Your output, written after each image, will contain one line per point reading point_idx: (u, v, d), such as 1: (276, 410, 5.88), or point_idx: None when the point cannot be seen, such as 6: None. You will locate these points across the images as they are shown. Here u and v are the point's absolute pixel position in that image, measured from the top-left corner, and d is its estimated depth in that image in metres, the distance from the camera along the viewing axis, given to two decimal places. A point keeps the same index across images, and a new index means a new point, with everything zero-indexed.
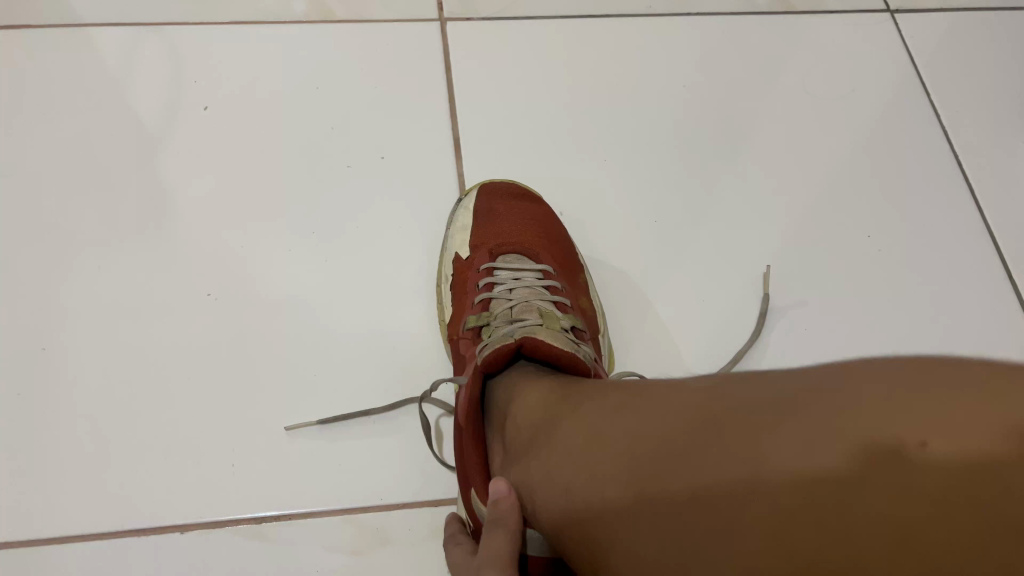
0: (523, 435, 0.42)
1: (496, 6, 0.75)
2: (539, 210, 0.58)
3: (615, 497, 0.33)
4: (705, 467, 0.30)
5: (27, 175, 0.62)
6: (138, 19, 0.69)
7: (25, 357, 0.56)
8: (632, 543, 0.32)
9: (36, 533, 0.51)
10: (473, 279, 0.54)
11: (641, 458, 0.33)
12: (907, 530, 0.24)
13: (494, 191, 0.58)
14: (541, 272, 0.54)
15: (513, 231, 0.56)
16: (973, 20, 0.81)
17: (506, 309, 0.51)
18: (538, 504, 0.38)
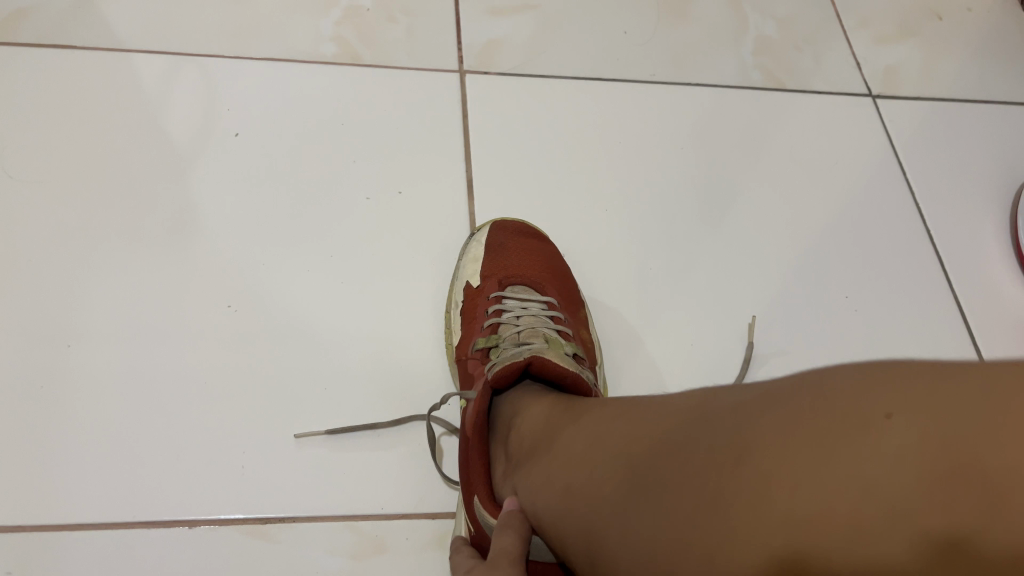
0: (525, 443, 0.46)
1: (511, 63, 0.81)
2: (544, 247, 0.63)
3: (609, 494, 0.37)
4: (692, 459, 0.33)
5: (63, 183, 0.66)
6: (179, 50, 0.74)
7: (53, 352, 0.59)
8: (630, 526, 0.35)
9: (50, 519, 0.53)
10: (483, 305, 0.58)
11: (639, 456, 0.37)
12: (871, 488, 0.26)
13: (506, 228, 0.63)
14: (546, 302, 0.58)
15: (520, 264, 0.60)
16: (951, 109, 0.88)
17: (514, 333, 0.55)
18: (541, 500, 0.42)
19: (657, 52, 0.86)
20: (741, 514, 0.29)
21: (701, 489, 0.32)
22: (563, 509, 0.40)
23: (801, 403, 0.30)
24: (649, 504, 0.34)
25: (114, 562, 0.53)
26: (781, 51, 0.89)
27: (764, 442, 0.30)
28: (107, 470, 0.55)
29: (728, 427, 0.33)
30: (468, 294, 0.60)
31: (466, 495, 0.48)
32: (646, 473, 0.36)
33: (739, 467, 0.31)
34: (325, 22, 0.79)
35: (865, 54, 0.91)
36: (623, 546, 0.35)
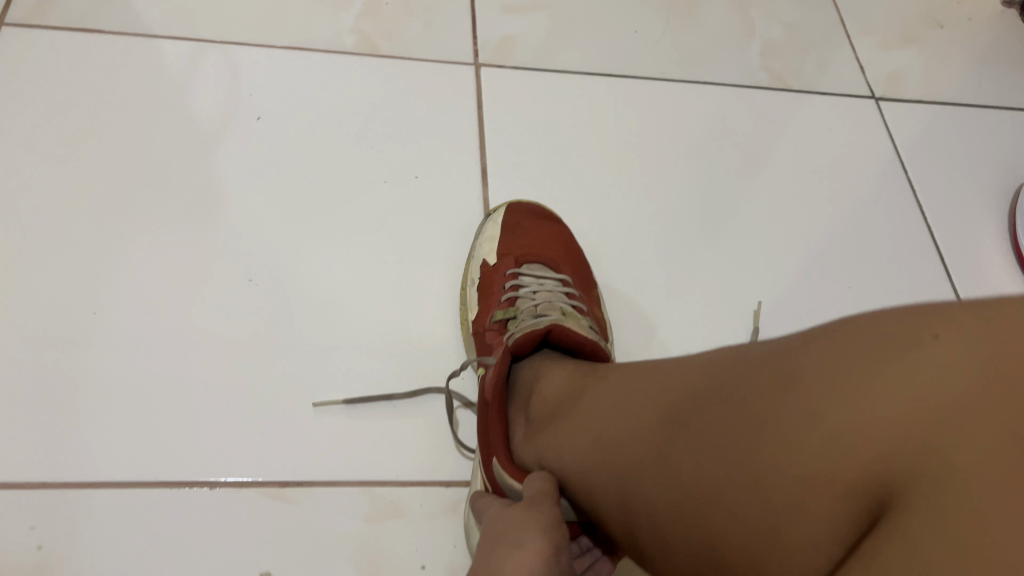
0: (553, 404, 0.48)
1: (525, 57, 0.84)
2: (558, 230, 0.65)
3: (640, 437, 0.38)
4: (727, 396, 0.35)
5: (90, 160, 0.68)
6: (203, 37, 0.76)
7: (81, 319, 0.60)
8: (670, 463, 0.36)
9: (75, 477, 0.54)
10: (499, 281, 0.60)
11: (676, 400, 0.38)
12: (926, 402, 0.27)
13: (521, 210, 0.65)
14: (561, 280, 0.60)
15: (537, 242, 0.63)
16: (951, 114, 0.91)
17: (531, 305, 0.57)
18: (574, 453, 0.42)
19: (666, 52, 0.88)
20: (785, 439, 0.31)
21: (739, 421, 0.33)
22: (591, 457, 0.41)
23: (840, 333, 0.32)
24: (684, 440, 0.35)
25: (137, 520, 0.54)
26: (787, 54, 0.92)
27: (807, 369, 0.31)
28: (131, 434, 0.57)
29: (764, 364, 0.34)
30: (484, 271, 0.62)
31: (484, 459, 0.49)
32: (678, 414, 0.37)
33: (785, 397, 0.32)
34: (345, 14, 0.81)
35: (868, 59, 0.93)
36: (655, 483, 0.36)
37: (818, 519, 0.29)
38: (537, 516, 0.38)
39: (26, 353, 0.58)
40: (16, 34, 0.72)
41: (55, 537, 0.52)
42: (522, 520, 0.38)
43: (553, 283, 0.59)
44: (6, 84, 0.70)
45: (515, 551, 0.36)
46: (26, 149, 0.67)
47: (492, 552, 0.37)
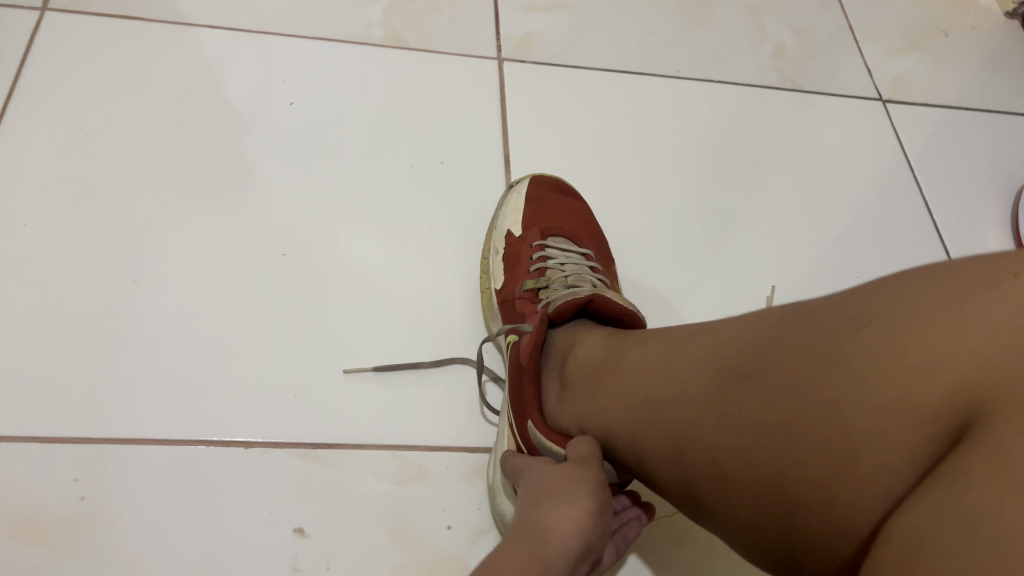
0: (590, 367, 0.50)
1: (546, 54, 0.87)
2: (578, 208, 0.69)
3: (691, 388, 0.40)
4: (790, 342, 0.36)
5: (130, 138, 0.70)
6: (237, 26, 0.79)
7: (123, 288, 0.63)
8: (736, 407, 0.37)
9: (115, 433, 0.57)
10: (527, 252, 0.63)
11: (734, 351, 0.39)
12: (1012, 335, 0.29)
13: (543, 184, 0.69)
14: (584, 253, 0.64)
15: (560, 218, 0.67)
16: (955, 117, 0.94)
17: (563, 277, 0.60)
18: (629, 409, 0.44)
19: (681, 53, 0.92)
20: (856, 376, 0.32)
21: (806, 363, 0.35)
22: (640, 411, 0.43)
23: (909, 280, 0.33)
24: (742, 387, 0.37)
25: (177, 475, 0.56)
26: (797, 58, 0.95)
27: (879, 312, 0.33)
28: (170, 394, 0.59)
29: (827, 310, 0.36)
30: (509, 242, 0.66)
31: (518, 419, 0.52)
32: (733, 363, 0.39)
33: (857, 339, 0.33)
34: (373, 8, 0.84)
35: (876, 63, 0.97)
36: (713, 429, 0.38)
37: (892, 450, 0.30)
38: (590, 479, 0.40)
39: (70, 318, 0.61)
40: (59, 20, 0.75)
41: (99, 489, 0.55)
42: (573, 479, 0.40)
43: (581, 258, 0.63)
44: (49, 66, 0.73)
45: (566, 504, 0.38)
46: (69, 127, 0.70)
47: (541, 503, 0.38)
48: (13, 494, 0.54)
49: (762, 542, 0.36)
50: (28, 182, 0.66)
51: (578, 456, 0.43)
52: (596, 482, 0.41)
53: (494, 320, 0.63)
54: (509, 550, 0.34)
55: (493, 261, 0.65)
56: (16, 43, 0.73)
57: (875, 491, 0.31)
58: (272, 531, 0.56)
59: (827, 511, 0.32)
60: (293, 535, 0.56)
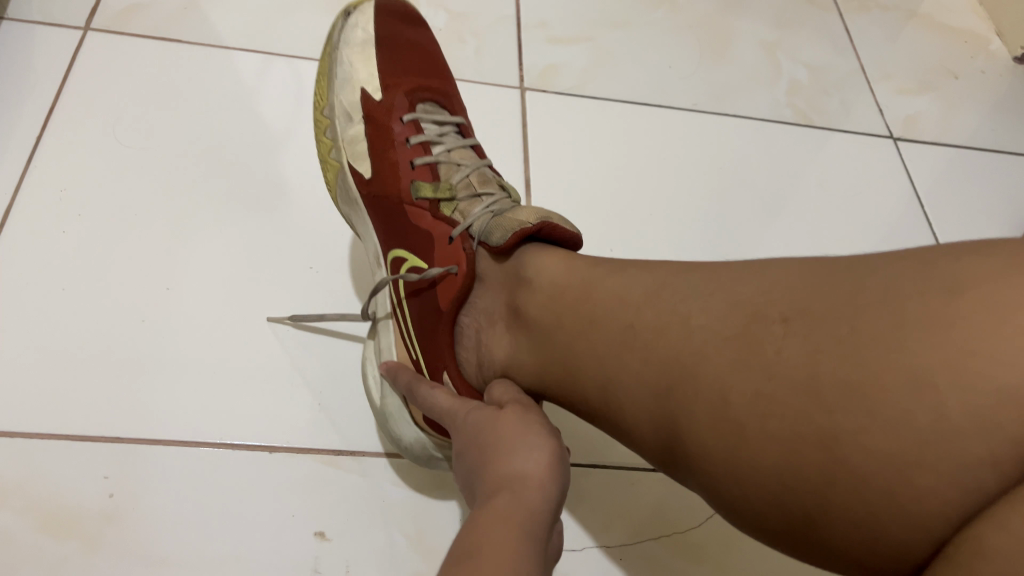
0: (553, 292, 0.46)
1: (567, 85, 0.90)
2: (431, 71, 0.66)
3: (709, 330, 0.37)
4: (858, 294, 0.34)
5: (166, 151, 0.73)
6: (272, 49, 0.83)
7: (155, 294, 0.65)
8: (775, 354, 0.34)
9: (144, 433, 0.59)
10: (401, 131, 0.60)
11: (767, 296, 0.36)
12: None
13: (397, 48, 0.65)
14: (455, 125, 0.62)
15: (421, 85, 0.63)
16: (965, 156, 0.96)
17: (463, 179, 0.58)
18: (625, 351, 0.41)
19: (698, 87, 0.95)
20: (958, 350, 0.30)
21: (886, 322, 0.32)
22: (637, 349, 0.40)
23: (997, 256, 0.32)
24: (783, 333, 0.34)
25: (202, 475, 0.58)
26: (811, 94, 0.98)
27: (976, 282, 0.31)
28: (197, 397, 0.61)
29: (891, 271, 0.34)
30: (369, 107, 0.61)
31: (432, 360, 0.53)
32: (776, 307, 0.36)
33: (940, 308, 0.31)
34: None
35: (887, 102, 0.99)
36: (744, 373, 0.35)
37: (996, 436, 0.28)
38: (538, 420, 0.38)
39: (104, 322, 0.63)
40: (100, 38, 0.78)
41: (126, 488, 0.57)
42: (522, 421, 0.38)
43: (465, 143, 0.61)
44: (89, 82, 0.76)
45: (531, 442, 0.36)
46: (107, 139, 0.73)
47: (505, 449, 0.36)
48: (45, 489, 0.56)
49: (761, 500, 0.33)
50: (65, 192, 0.69)
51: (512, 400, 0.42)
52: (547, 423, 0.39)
53: (358, 204, 0.63)
54: (500, 507, 0.32)
55: (354, 132, 0.62)
56: (59, 61, 0.76)
57: (960, 475, 0.29)
58: (294, 533, 0.58)
59: (888, 484, 0.29)
60: (314, 538, 0.58)
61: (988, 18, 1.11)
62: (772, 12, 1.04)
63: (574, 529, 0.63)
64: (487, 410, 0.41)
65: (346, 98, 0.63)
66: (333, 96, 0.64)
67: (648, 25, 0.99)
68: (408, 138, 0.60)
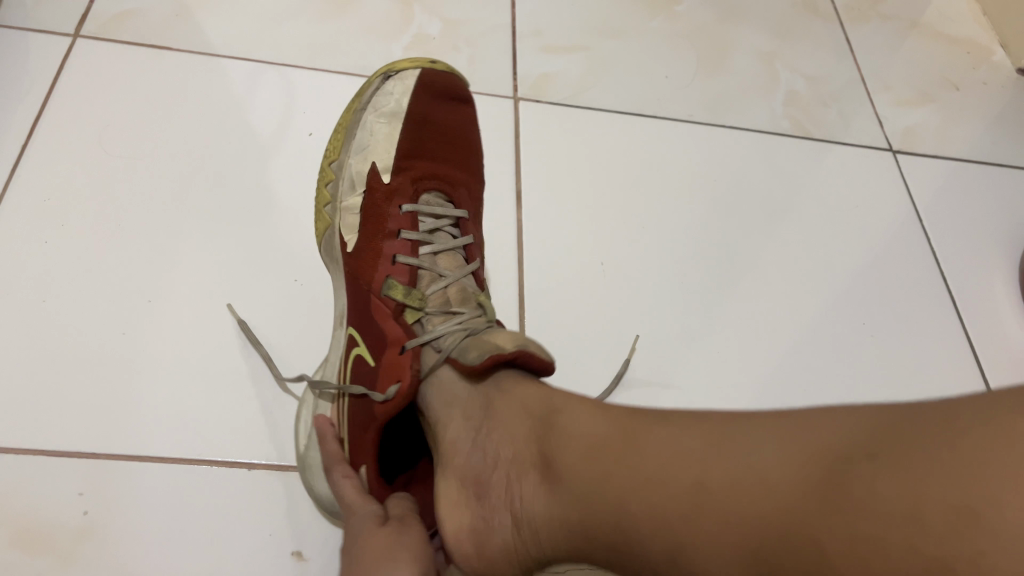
0: (588, 440, 0.40)
1: (561, 95, 0.89)
2: (453, 152, 0.66)
3: (789, 482, 0.32)
4: (952, 425, 0.31)
5: (152, 160, 0.72)
6: (263, 57, 0.82)
7: (137, 306, 0.65)
8: (872, 502, 0.30)
9: (121, 449, 0.58)
10: (395, 220, 0.60)
11: (847, 446, 0.32)
12: None
13: (425, 123, 0.65)
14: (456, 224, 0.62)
15: (433, 171, 0.63)
16: (964, 169, 0.95)
17: (440, 289, 0.58)
18: (680, 497, 0.35)
19: (694, 97, 0.94)
20: None
21: (993, 457, 0.29)
22: (704, 504, 0.34)
23: None
24: (874, 475, 0.31)
25: (179, 493, 0.58)
26: (809, 106, 0.96)
27: None
28: (176, 413, 0.60)
29: (984, 414, 0.30)
30: (374, 185, 0.62)
31: (354, 451, 0.54)
32: (861, 447, 0.32)
33: None
34: (395, 44, 0.86)
35: (886, 115, 0.98)
36: (836, 521, 0.30)
37: None
38: (410, 543, 0.46)
39: (84, 334, 0.62)
40: (91, 46, 0.78)
41: (102, 504, 0.56)
42: (393, 543, 0.46)
43: (455, 246, 0.61)
44: (78, 89, 0.75)
45: (393, 564, 0.44)
46: (94, 148, 0.72)
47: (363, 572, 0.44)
48: (20, 505, 0.55)
49: None
50: (51, 202, 0.68)
51: (397, 516, 0.49)
52: (421, 537, 0.47)
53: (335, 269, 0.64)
54: None
55: (350, 204, 0.63)
56: (48, 69, 0.76)
57: None
58: (272, 554, 0.57)
59: None
60: (292, 559, 0.57)
61: (992, 30, 1.09)
62: (772, 22, 1.03)
63: None
64: (368, 522, 0.48)
65: (355, 167, 0.64)
66: (345, 157, 0.65)
67: (645, 35, 0.98)
68: (399, 229, 0.59)
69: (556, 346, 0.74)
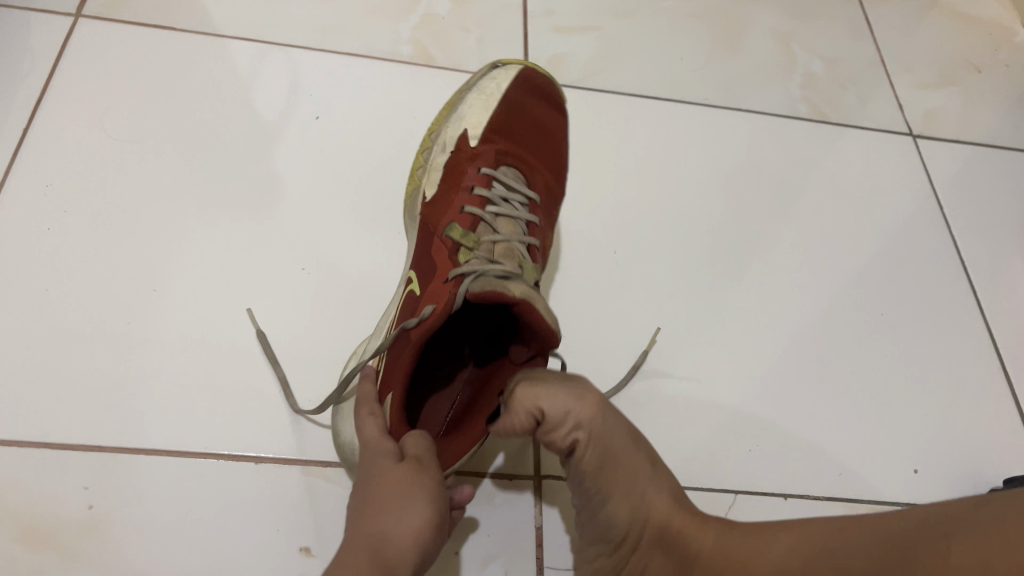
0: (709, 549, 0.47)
1: (573, 78, 0.87)
2: (541, 138, 0.67)
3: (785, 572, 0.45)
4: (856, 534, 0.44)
5: (155, 145, 0.71)
6: (268, 38, 0.80)
7: (142, 295, 0.63)
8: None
9: (127, 443, 0.57)
10: (470, 175, 0.61)
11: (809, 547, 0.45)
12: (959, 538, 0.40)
13: (523, 104, 0.68)
14: (525, 200, 0.62)
15: (518, 149, 0.65)
16: (985, 154, 0.93)
17: (491, 242, 0.57)
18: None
19: (709, 80, 0.91)
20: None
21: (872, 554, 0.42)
22: None
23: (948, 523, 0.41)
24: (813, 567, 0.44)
25: (185, 488, 0.57)
26: (826, 89, 0.94)
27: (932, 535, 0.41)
28: (181, 405, 0.59)
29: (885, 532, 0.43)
30: (460, 144, 0.64)
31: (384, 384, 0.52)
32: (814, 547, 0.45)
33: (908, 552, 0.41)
34: (404, 25, 0.84)
35: (907, 97, 0.96)
36: None
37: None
38: (425, 485, 0.46)
39: (87, 324, 0.61)
40: (92, 26, 0.76)
41: (107, 499, 0.55)
42: (410, 481, 0.46)
43: (519, 216, 0.60)
44: (80, 71, 0.73)
45: (406, 506, 0.45)
46: (97, 132, 0.70)
47: (378, 505, 0.46)
48: (24, 499, 0.54)
49: None
50: (54, 187, 0.67)
51: (413, 456, 0.48)
52: (438, 480, 0.47)
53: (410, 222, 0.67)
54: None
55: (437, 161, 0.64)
56: (50, 49, 0.74)
57: None
58: (280, 549, 0.56)
59: None
60: (300, 555, 0.56)
61: (1015, 10, 1.07)
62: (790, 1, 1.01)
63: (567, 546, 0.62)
64: (383, 460, 0.48)
65: (449, 131, 0.66)
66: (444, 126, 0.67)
67: (661, 15, 0.95)
68: (473, 186, 0.61)
69: (568, 337, 0.72)
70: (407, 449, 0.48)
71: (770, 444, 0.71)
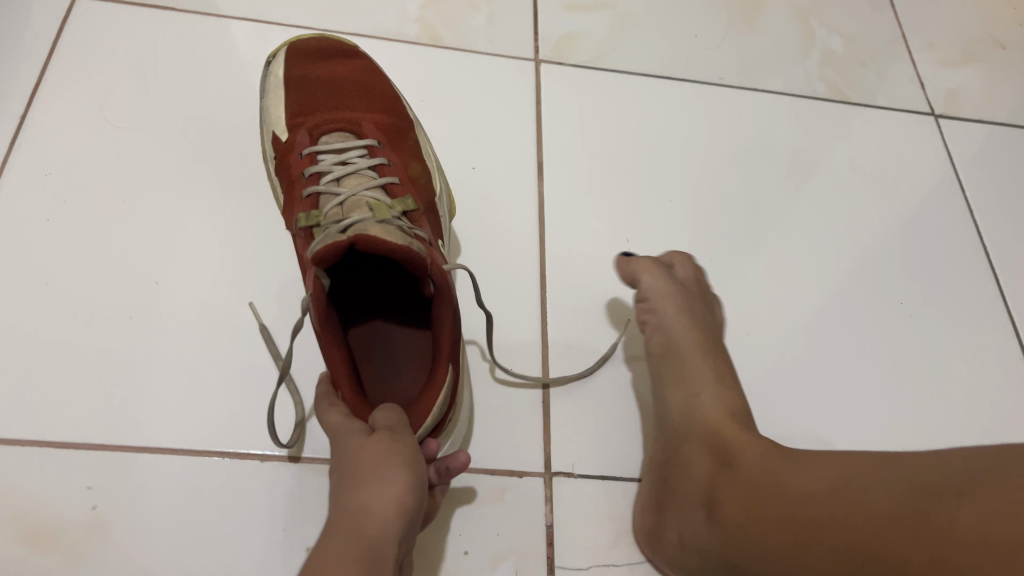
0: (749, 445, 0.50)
1: (584, 57, 0.84)
2: (352, 98, 0.68)
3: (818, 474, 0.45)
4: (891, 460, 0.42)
5: (156, 130, 0.69)
6: (271, 18, 0.77)
7: (143, 288, 0.62)
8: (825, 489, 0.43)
9: (130, 442, 0.56)
10: (303, 162, 0.62)
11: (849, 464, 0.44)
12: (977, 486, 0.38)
13: (300, 84, 0.69)
14: (365, 148, 0.63)
15: (326, 117, 0.66)
16: (1008, 135, 0.90)
17: (338, 205, 0.57)
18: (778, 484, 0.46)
19: (724, 58, 0.89)
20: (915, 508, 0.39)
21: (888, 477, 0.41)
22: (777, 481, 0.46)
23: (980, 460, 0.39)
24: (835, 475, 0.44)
25: (189, 488, 0.56)
26: (846, 66, 0.91)
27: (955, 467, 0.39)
28: (185, 401, 0.58)
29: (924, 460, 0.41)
30: (281, 147, 0.65)
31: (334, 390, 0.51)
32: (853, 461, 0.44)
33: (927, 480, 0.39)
34: (410, 4, 0.82)
35: (928, 74, 0.93)
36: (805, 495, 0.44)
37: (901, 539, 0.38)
38: (402, 451, 0.45)
39: (88, 317, 0.60)
40: (91, 6, 0.74)
41: (111, 500, 0.55)
42: (385, 451, 0.44)
43: (360, 167, 0.60)
44: (78, 54, 0.71)
45: (386, 473, 0.44)
46: (97, 117, 0.69)
47: (357, 478, 0.44)
48: (27, 500, 0.54)
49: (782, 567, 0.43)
50: (52, 174, 0.66)
51: (385, 426, 0.46)
52: (415, 447, 0.46)
53: None
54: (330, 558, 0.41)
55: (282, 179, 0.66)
56: (47, 30, 0.72)
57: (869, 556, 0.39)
58: (286, 549, 0.55)
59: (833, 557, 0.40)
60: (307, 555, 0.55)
61: None
62: None
63: (578, 545, 0.61)
64: (355, 437, 0.46)
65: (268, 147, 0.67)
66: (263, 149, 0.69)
67: None
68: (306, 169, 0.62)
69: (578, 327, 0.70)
70: (376, 422, 0.47)
71: (784, 437, 0.70)
